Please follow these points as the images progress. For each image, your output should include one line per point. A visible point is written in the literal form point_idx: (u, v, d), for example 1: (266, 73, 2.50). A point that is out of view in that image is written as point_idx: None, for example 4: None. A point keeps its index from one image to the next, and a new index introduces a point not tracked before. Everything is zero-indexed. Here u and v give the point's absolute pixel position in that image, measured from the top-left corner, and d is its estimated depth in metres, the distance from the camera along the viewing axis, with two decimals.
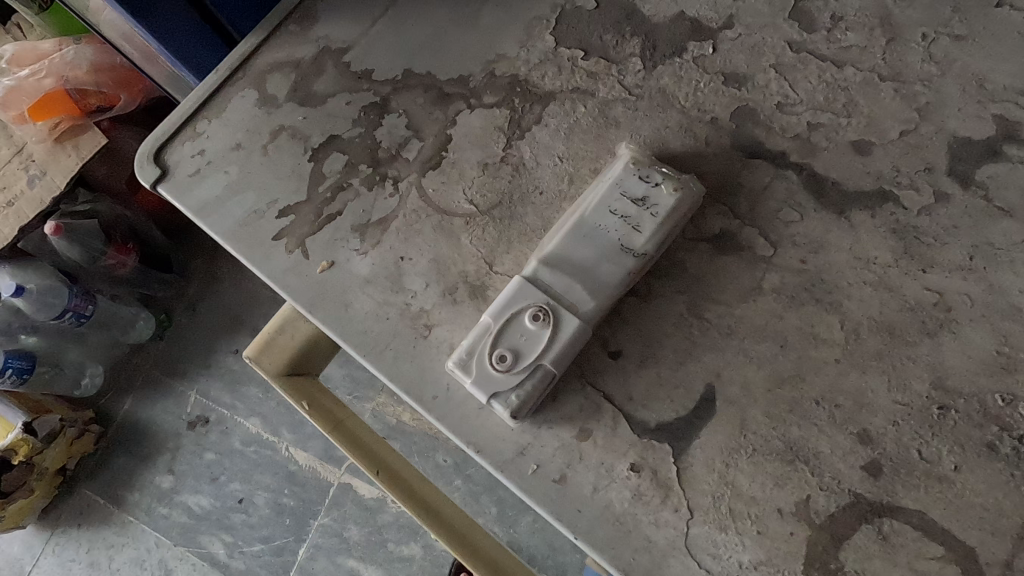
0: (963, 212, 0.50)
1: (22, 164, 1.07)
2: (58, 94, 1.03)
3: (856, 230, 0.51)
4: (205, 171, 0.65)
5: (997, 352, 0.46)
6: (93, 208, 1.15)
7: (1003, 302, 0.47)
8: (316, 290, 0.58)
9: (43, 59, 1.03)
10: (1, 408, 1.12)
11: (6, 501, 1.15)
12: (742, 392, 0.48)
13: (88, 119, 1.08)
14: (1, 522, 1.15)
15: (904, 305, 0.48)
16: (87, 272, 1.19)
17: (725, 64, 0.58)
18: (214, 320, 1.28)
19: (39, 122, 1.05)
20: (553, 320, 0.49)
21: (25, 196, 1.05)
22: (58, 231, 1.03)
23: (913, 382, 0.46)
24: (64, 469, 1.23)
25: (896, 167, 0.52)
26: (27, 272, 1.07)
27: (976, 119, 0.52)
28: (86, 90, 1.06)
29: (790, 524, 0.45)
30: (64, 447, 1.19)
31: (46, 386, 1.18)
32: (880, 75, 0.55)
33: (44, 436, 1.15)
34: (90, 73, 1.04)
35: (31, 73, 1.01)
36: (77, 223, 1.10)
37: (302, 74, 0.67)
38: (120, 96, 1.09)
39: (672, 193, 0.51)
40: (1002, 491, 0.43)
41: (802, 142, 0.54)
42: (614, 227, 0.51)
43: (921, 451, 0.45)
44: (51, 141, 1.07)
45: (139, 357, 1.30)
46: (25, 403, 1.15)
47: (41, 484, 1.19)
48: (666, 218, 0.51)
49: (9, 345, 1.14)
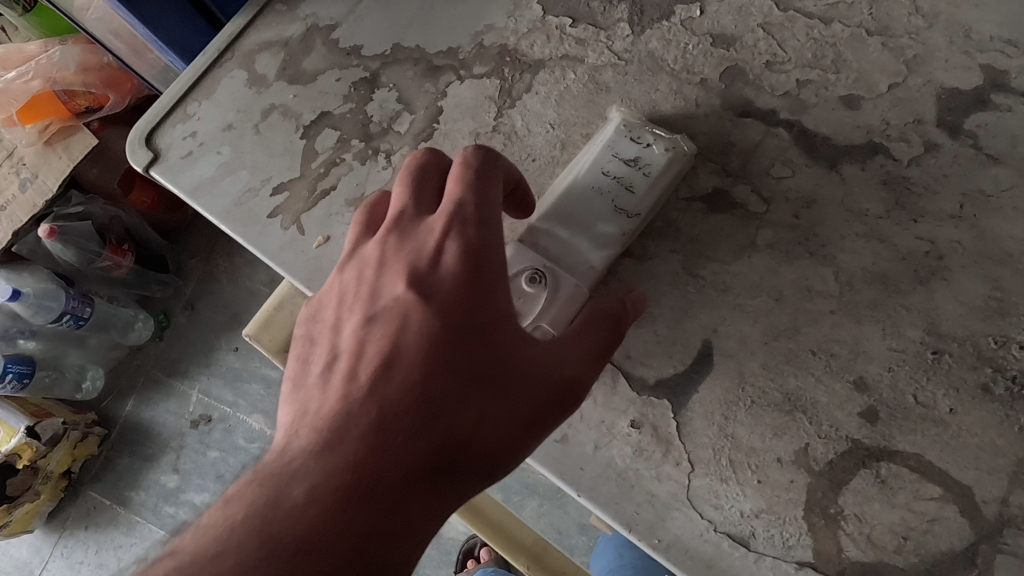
0: (953, 160, 0.50)
1: (13, 168, 1.09)
2: (46, 95, 1.03)
3: (847, 183, 0.51)
4: (198, 152, 0.65)
5: (988, 297, 0.46)
6: (86, 211, 1.15)
7: (994, 248, 0.47)
8: (312, 265, 0.58)
9: (29, 61, 1.01)
10: (3, 412, 1.13)
11: (12, 504, 1.15)
12: (739, 345, 0.49)
13: (78, 119, 1.08)
14: (9, 525, 1.16)
15: (897, 255, 0.49)
16: (84, 274, 1.20)
17: (713, 25, 0.58)
18: (211, 315, 1.28)
19: (28, 125, 1.06)
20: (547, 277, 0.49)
21: (18, 199, 1.08)
22: (53, 233, 1.04)
23: (907, 329, 0.47)
24: (69, 472, 1.24)
25: (885, 120, 0.52)
26: (22, 277, 1.09)
27: (964, 69, 0.52)
28: (73, 90, 1.04)
29: (790, 472, 0.45)
30: (67, 451, 1.19)
31: (47, 390, 1.19)
32: (867, 30, 0.55)
33: (48, 439, 1.15)
34: (78, 73, 1.01)
35: (18, 75, 1.00)
36: (71, 224, 1.10)
37: (291, 53, 0.67)
38: (109, 95, 1.06)
39: (664, 153, 0.51)
40: (996, 431, 0.44)
41: (791, 99, 0.54)
42: (607, 188, 0.51)
43: (917, 396, 0.45)
44: (41, 143, 1.08)
45: (138, 358, 1.29)
46: (27, 405, 1.16)
47: (46, 486, 1.19)
48: (661, 176, 0.51)
49: (9, 349, 1.16)
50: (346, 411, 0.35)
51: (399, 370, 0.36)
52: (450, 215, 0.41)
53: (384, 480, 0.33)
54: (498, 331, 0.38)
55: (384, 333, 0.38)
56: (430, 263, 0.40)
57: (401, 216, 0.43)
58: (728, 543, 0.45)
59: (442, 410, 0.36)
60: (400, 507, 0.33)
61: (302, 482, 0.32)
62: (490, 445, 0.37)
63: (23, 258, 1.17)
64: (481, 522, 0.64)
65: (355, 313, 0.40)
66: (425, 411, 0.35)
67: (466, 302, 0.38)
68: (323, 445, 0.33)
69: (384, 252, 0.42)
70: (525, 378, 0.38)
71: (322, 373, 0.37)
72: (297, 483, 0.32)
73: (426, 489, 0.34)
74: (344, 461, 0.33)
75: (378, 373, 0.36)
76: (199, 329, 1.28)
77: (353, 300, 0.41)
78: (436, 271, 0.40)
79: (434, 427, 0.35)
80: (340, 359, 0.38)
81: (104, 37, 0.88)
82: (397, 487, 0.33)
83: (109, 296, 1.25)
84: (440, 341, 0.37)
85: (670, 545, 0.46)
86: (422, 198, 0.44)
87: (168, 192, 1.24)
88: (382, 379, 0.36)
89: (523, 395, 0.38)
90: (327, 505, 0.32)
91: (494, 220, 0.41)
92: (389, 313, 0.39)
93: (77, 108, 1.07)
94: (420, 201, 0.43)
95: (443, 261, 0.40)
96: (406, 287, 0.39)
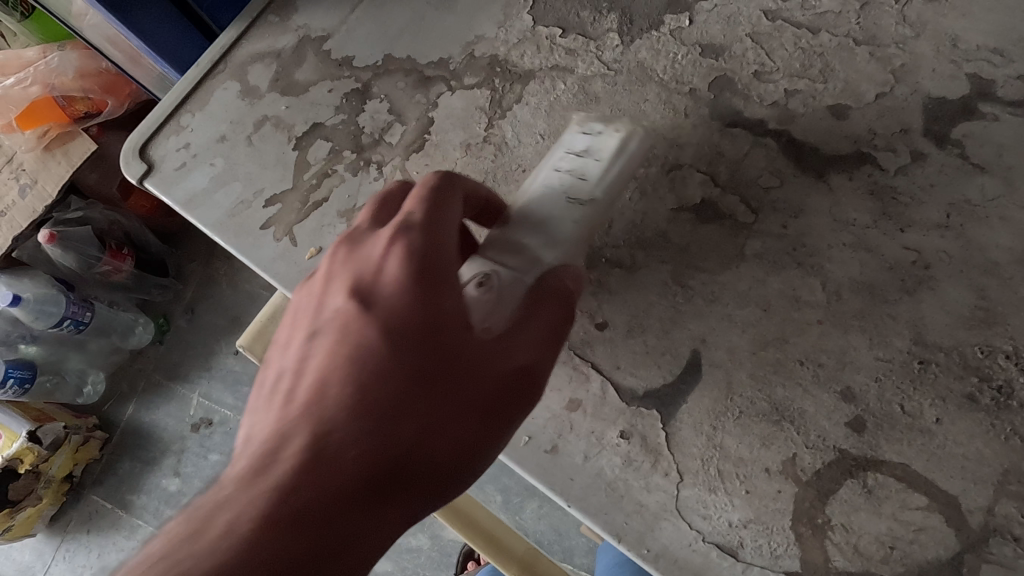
0: (940, 169, 0.50)
1: (14, 174, 1.09)
2: (45, 101, 1.03)
3: (834, 193, 0.51)
4: (191, 164, 0.66)
5: (974, 307, 0.47)
6: (85, 216, 1.15)
7: (980, 257, 0.48)
8: (304, 276, 0.59)
9: (26, 67, 1.02)
10: (4, 416, 1.14)
11: (14, 509, 1.16)
12: (727, 355, 0.49)
13: (77, 125, 1.08)
14: (11, 530, 1.16)
15: (884, 265, 0.49)
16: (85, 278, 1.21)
17: (702, 35, 0.58)
18: (210, 320, 1.28)
19: (28, 131, 1.06)
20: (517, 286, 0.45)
21: (18, 206, 1.09)
22: (53, 238, 1.05)
23: (894, 338, 0.47)
24: (71, 476, 1.24)
25: (873, 130, 0.52)
26: (23, 282, 1.10)
27: (950, 79, 0.52)
28: (72, 96, 1.04)
29: (777, 482, 0.46)
30: (69, 455, 1.20)
31: (49, 396, 1.21)
32: (855, 39, 0.55)
33: (50, 444, 1.16)
34: (77, 79, 1.02)
35: (16, 81, 1.01)
36: (70, 231, 1.10)
37: (283, 64, 0.68)
38: (107, 100, 1.06)
39: (614, 136, 0.51)
40: (982, 441, 0.44)
41: (779, 109, 0.54)
42: (559, 180, 0.49)
43: (904, 406, 0.46)
44: (41, 149, 1.09)
45: (138, 363, 1.30)
46: (29, 411, 1.16)
47: (48, 491, 1.20)
48: (617, 157, 0.51)
49: (10, 354, 1.17)
50: (276, 436, 0.32)
51: (340, 382, 0.34)
52: (400, 221, 0.39)
53: (311, 506, 0.30)
54: (447, 334, 0.36)
55: (326, 345, 0.36)
56: (380, 268, 0.37)
57: (355, 230, 0.42)
58: (717, 553, 0.45)
59: (384, 421, 0.33)
60: (332, 528, 0.30)
61: (226, 510, 0.30)
62: (437, 455, 0.34)
63: (23, 264, 1.17)
64: (469, 528, 0.65)
65: (301, 327, 0.38)
66: (362, 426, 0.32)
67: (411, 307, 0.35)
68: (251, 473, 0.31)
69: (330, 267, 0.40)
70: (475, 380, 0.36)
71: (262, 398, 0.36)
72: (223, 511, 0.30)
73: (358, 513, 0.31)
74: (271, 486, 0.30)
75: (317, 389, 0.34)
76: (198, 334, 1.28)
77: (301, 317, 0.39)
78: (386, 275, 0.37)
79: (376, 439, 0.32)
80: (283, 376, 0.36)
81: (101, 45, 0.88)
82: (328, 511, 0.30)
83: (109, 301, 1.25)
84: (385, 348, 0.35)
85: (658, 555, 0.46)
86: (378, 216, 0.43)
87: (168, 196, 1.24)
88: (319, 395, 0.33)
89: (472, 398, 0.35)
90: (248, 533, 0.29)
91: (446, 223, 0.39)
92: (332, 325, 0.36)
93: (76, 114, 1.07)
94: (376, 219, 0.42)
95: (393, 265, 0.37)
96: (354, 294, 0.37)
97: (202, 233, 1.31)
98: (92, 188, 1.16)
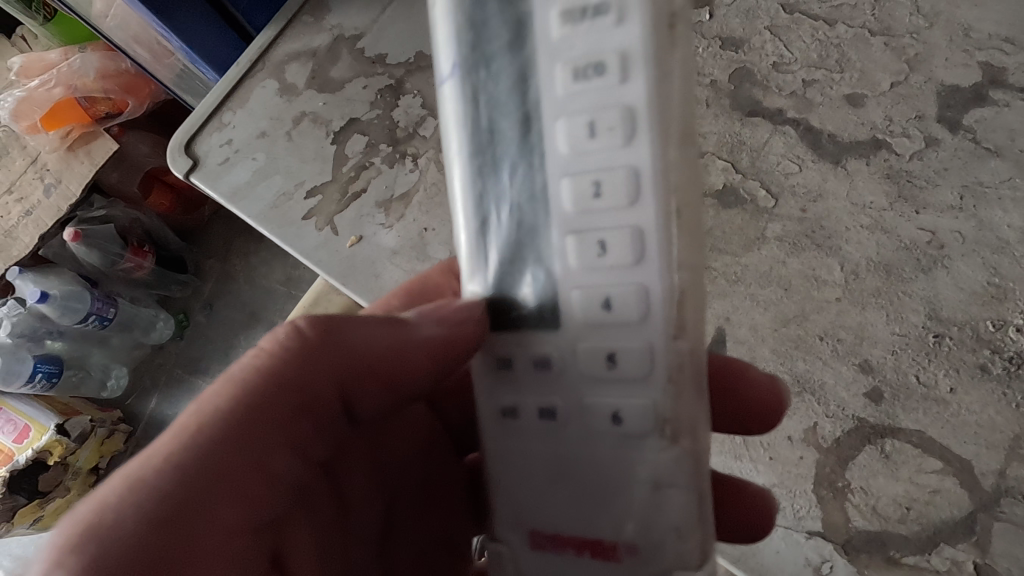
0: (953, 154, 0.52)
1: (37, 173, 1.11)
2: (67, 102, 1.07)
3: (851, 178, 0.54)
4: (234, 159, 0.69)
5: (987, 283, 0.49)
6: (107, 214, 1.20)
7: (992, 237, 0.50)
8: (346, 264, 0.62)
9: (50, 69, 1.08)
10: (32, 411, 1.17)
11: (44, 500, 1.14)
12: (750, 332, 0.52)
13: (98, 125, 1.11)
14: (39, 523, 1.16)
15: (900, 245, 0.51)
16: (107, 276, 1.25)
17: (723, 29, 0.61)
18: (229, 315, 1.28)
19: (51, 132, 1.09)
20: (537, 415, 0.33)
21: (43, 204, 1.11)
22: (77, 237, 1.09)
23: (910, 314, 0.50)
24: (97, 469, 1.24)
25: (888, 117, 0.55)
26: (49, 280, 1.14)
27: (963, 67, 0.54)
28: (94, 96, 1.08)
29: (800, 449, 0.49)
30: (95, 447, 1.21)
31: (75, 390, 1.25)
32: (870, 30, 0.57)
33: (77, 436, 1.18)
34: (97, 80, 1.07)
35: (40, 83, 1.07)
36: (94, 228, 1.16)
37: (319, 62, 0.71)
38: (127, 100, 1.10)
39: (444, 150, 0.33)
40: (994, 409, 0.47)
41: (798, 98, 0.57)
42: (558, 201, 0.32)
43: (919, 376, 0.48)
44: (64, 150, 1.11)
45: (161, 357, 1.31)
46: (55, 404, 1.20)
47: (76, 484, 1.19)
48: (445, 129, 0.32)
49: (36, 349, 1.20)
50: None
51: None
52: None
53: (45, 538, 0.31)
54: None
55: None
56: None
57: None
58: None
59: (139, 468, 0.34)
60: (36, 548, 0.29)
61: None
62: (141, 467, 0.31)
63: (49, 262, 1.21)
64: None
65: None
66: None
67: None
68: None
69: None
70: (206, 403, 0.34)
71: None
72: None
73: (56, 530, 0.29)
74: None
75: None
76: (218, 333, 1.28)
77: None
78: None
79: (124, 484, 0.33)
80: None
81: (126, 44, 0.92)
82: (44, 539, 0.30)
83: (131, 297, 1.29)
84: None
85: None
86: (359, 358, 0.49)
87: (184, 195, 1.27)
88: None
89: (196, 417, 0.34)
90: None
91: None
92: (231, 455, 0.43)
93: (98, 114, 1.10)
94: None
95: None
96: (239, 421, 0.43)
97: (218, 230, 1.32)
98: (116, 187, 1.19)
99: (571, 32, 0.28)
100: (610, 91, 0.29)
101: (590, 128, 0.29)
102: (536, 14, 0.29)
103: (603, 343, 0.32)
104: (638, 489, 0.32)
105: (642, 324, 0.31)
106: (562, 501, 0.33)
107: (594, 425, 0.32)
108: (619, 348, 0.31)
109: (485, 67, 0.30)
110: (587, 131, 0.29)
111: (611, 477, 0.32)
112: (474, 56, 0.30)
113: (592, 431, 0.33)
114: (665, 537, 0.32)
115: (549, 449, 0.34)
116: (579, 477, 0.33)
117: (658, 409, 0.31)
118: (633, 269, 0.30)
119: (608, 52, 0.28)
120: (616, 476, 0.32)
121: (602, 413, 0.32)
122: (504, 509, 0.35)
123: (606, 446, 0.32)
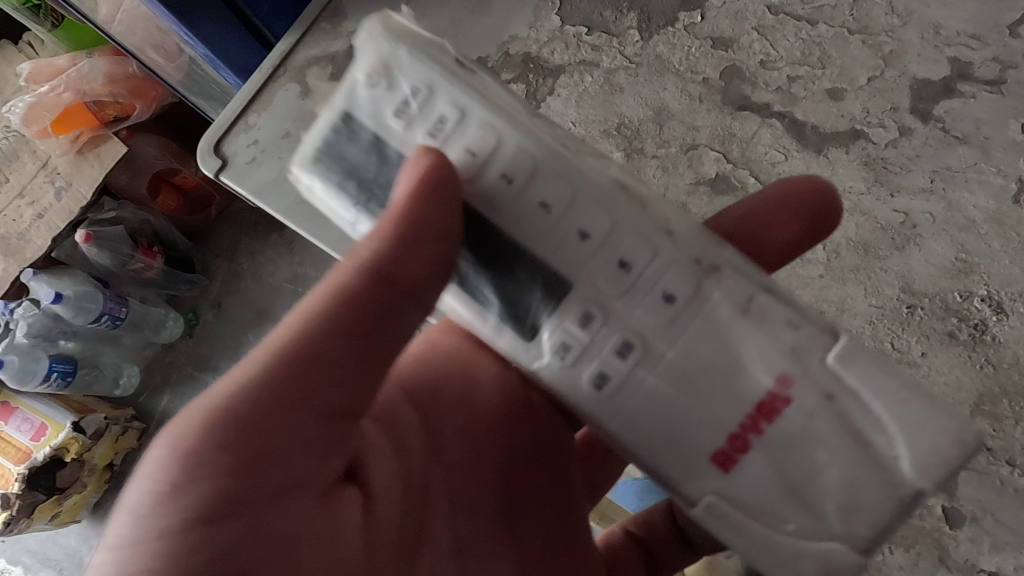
0: (925, 142, 0.57)
1: (48, 177, 1.16)
2: (76, 107, 1.11)
3: (833, 166, 0.59)
4: (261, 159, 0.74)
5: (955, 259, 0.55)
6: (117, 215, 1.24)
7: (960, 217, 0.55)
8: None
9: (60, 73, 1.13)
10: (49, 409, 1.21)
11: (62, 495, 1.22)
12: None
13: (107, 128, 1.14)
14: (60, 515, 1.24)
15: (877, 225, 0.57)
16: (117, 277, 1.30)
17: (712, 29, 0.65)
18: (238, 312, 1.33)
19: (61, 135, 1.13)
20: (619, 352, 0.33)
21: (54, 208, 1.15)
22: (89, 239, 1.14)
23: (885, 288, 0.55)
24: (112, 465, 1.31)
25: (866, 109, 0.60)
26: (63, 281, 1.18)
27: (933, 62, 0.59)
28: (102, 100, 1.12)
29: None
30: (110, 444, 1.27)
31: (88, 388, 1.28)
32: (849, 29, 0.62)
33: (93, 433, 1.24)
34: (105, 84, 1.11)
35: (50, 89, 1.11)
36: (105, 230, 1.20)
37: (338, 65, 0.76)
38: (135, 103, 1.13)
39: None
40: (961, 369, 0.53)
41: (783, 93, 0.62)
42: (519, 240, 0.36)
43: (895, 343, 0.55)
44: (73, 153, 1.15)
45: (172, 355, 1.36)
46: (70, 403, 1.24)
47: (91, 479, 1.27)
48: None
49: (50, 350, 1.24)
50: None
51: None
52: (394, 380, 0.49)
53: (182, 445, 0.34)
54: None
55: None
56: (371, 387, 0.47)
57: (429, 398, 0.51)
58: None
59: None
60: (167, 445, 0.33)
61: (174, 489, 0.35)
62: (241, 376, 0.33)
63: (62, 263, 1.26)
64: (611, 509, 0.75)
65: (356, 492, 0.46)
66: None
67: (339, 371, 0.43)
68: None
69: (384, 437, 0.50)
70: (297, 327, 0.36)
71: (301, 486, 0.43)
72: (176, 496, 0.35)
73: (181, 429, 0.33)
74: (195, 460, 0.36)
75: None
76: (226, 330, 1.33)
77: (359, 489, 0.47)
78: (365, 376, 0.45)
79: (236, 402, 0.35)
80: None
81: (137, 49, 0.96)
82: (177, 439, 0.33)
83: (141, 297, 1.34)
84: None
85: None
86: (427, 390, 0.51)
87: (190, 195, 1.30)
88: None
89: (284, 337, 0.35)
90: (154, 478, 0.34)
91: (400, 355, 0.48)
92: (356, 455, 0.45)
93: (107, 118, 1.14)
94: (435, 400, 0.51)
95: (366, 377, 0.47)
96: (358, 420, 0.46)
97: (225, 230, 1.35)
98: (123, 189, 1.24)
99: (410, 120, 0.34)
100: (463, 127, 0.34)
101: (474, 158, 0.34)
102: (375, 128, 0.34)
103: (610, 257, 0.34)
104: (731, 325, 0.32)
105: (616, 220, 0.34)
106: (701, 409, 0.32)
107: (656, 322, 0.33)
108: (623, 254, 0.33)
109: (371, 190, 0.35)
110: (469, 157, 0.34)
111: (711, 336, 0.32)
112: (363, 190, 0.35)
113: (659, 324, 0.33)
114: (790, 339, 0.32)
115: (649, 380, 0.33)
116: (693, 379, 0.32)
117: (679, 260, 0.33)
118: (600, 215, 0.34)
119: (442, 107, 0.34)
120: (712, 335, 0.32)
121: (652, 300, 0.33)
122: (675, 462, 0.32)
123: (679, 322, 0.33)
